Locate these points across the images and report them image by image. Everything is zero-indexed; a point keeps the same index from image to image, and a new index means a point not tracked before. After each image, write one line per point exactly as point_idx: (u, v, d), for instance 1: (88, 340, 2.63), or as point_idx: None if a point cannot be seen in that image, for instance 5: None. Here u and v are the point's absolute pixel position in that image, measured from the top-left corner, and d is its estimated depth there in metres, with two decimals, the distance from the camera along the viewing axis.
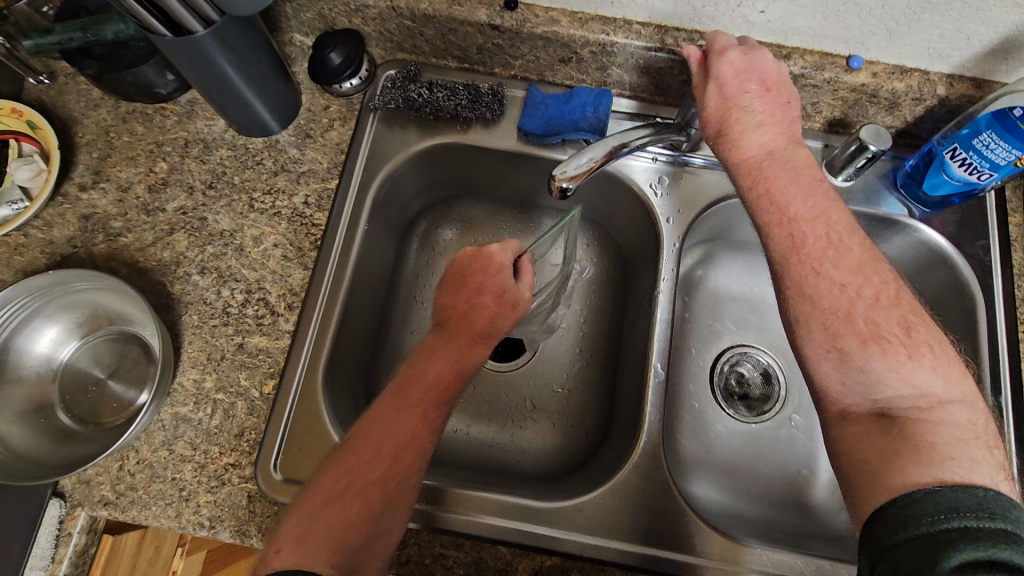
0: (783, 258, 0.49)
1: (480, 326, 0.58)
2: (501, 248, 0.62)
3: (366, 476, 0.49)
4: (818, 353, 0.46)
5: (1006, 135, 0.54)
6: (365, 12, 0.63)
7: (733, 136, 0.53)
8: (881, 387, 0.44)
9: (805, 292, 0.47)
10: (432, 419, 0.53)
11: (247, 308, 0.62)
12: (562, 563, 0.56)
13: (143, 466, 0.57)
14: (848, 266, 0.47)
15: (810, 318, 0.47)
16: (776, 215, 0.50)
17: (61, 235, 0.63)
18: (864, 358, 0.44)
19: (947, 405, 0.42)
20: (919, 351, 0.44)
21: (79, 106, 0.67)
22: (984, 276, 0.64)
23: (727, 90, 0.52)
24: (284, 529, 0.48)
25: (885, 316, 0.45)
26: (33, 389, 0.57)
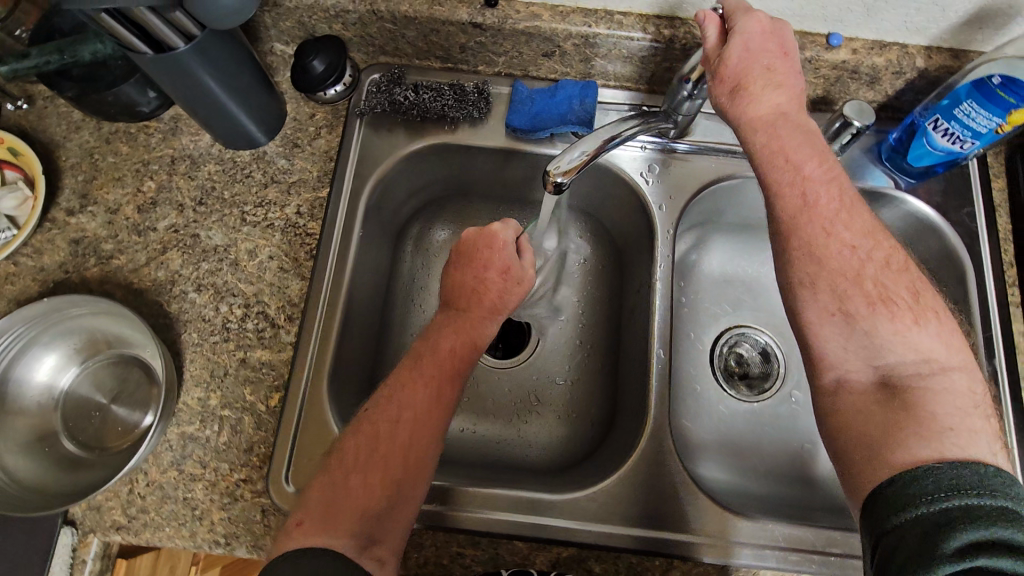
0: (791, 219, 0.49)
1: (492, 300, 0.61)
2: (504, 227, 0.63)
3: (385, 448, 0.51)
4: (822, 317, 0.47)
5: (986, 103, 0.55)
6: (345, 17, 0.63)
7: (747, 97, 0.52)
8: (886, 351, 0.45)
9: (816, 252, 0.48)
10: (447, 391, 0.55)
11: (246, 323, 0.61)
12: (578, 553, 0.57)
13: (154, 488, 0.56)
14: (854, 232, 0.48)
15: (817, 279, 0.48)
16: (790, 177, 0.50)
17: (52, 262, 0.62)
18: (871, 321, 0.46)
19: (950, 371, 0.44)
20: (923, 317, 0.45)
21: (61, 130, 0.66)
22: (971, 243, 0.65)
23: (745, 49, 0.51)
24: (305, 500, 0.50)
25: (891, 283, 0.46)
26: (36, 418, 0.56)
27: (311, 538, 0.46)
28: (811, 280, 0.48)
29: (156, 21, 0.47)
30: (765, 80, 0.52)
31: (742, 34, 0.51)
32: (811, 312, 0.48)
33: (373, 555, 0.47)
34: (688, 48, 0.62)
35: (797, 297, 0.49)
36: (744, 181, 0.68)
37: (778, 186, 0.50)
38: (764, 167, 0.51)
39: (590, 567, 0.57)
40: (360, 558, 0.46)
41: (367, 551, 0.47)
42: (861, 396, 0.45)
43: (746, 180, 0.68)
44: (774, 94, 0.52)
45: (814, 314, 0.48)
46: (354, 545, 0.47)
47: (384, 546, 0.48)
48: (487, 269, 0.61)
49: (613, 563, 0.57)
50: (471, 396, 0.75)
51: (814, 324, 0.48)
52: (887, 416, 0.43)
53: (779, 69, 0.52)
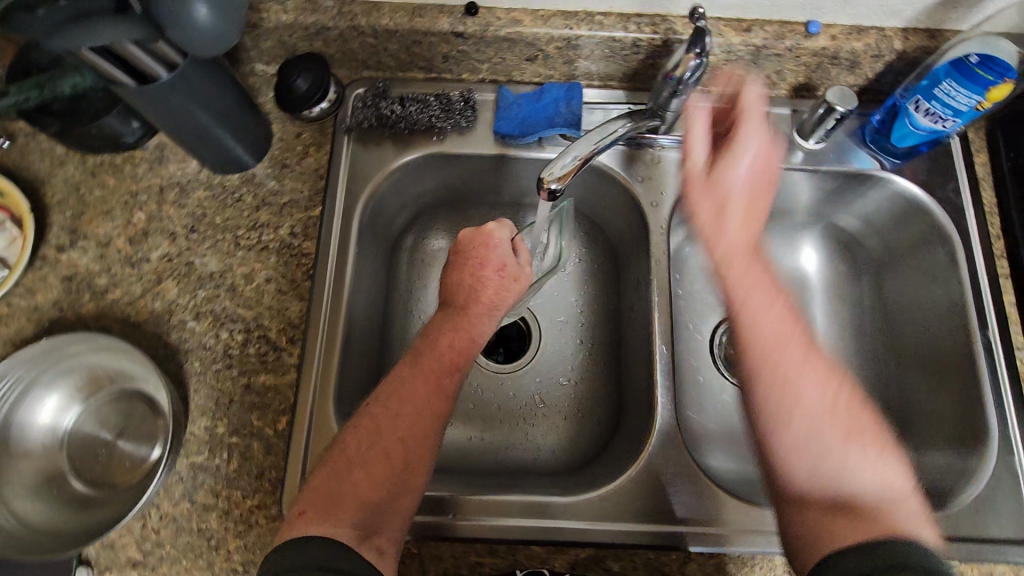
0: (763, 348, 0.50)
1: (488, 298, 0.61)
2: (499, 227, 0.63)
3: (385, 441, 0.53)
4: (796, 446, 0.48)
5: (965, 81, 0.56)
6: (326, 34, 0.63)
7: (730, 215, 0.53)
8: (856, 478, 0.47)
9: (790, 378, 0.49)
10: (446, 387, 0.56)
11: (248, 348, 0.61)
12: (596, 554, 0.57)
13: (167, 521, 0.56)
14: (821, 367, 0.50)
15: (793, 415, 0.49)
16: (764, 310, 0.51)
17: (45, 300, 0.61)
18: (844, 454, 0.48)
19: (908, 496, 0.47)
20: (883, 446, 0.49)
21: (44, 166, 0.65)
22: (958, 218, 0.66)
23: (735, 171, 0.53)
24: (308, 490, 0.51)
25: (858, 419, 0.49)
26: (42, 460, 0.55)
27: (313, 527, 0.48)
28: (784, 405, 0.49)
29: (139, 53, 0.47)
30: (745, 213, 0.53)
31: (737, 150, 0.53)
32: (782, 438, 0.49)
33: (374, 545, 0.49)
34: (670, 44, 0.62)
35: (768, 427, 0.49)
36: None
37: (754, 315, 0.51)
38: (742, 292, 0.51)
39: (609, 566, 0.57)
40: (360, 546, 0.48)
41: (367, 540, 0.48)
42: (819, 508, 0.47)
43: None
44: (749, 224, 0.53)
45: (788, 442, 0.49)
46: (354, 534, 0.48)
47: (383, 536, 0.50)
48: (483, 267, 0.61)
49: (631, 560, 0.57)
50: (476, 405, 0.75)
51: (783, 454, 0.49)
52: (848, 522, 0.45)
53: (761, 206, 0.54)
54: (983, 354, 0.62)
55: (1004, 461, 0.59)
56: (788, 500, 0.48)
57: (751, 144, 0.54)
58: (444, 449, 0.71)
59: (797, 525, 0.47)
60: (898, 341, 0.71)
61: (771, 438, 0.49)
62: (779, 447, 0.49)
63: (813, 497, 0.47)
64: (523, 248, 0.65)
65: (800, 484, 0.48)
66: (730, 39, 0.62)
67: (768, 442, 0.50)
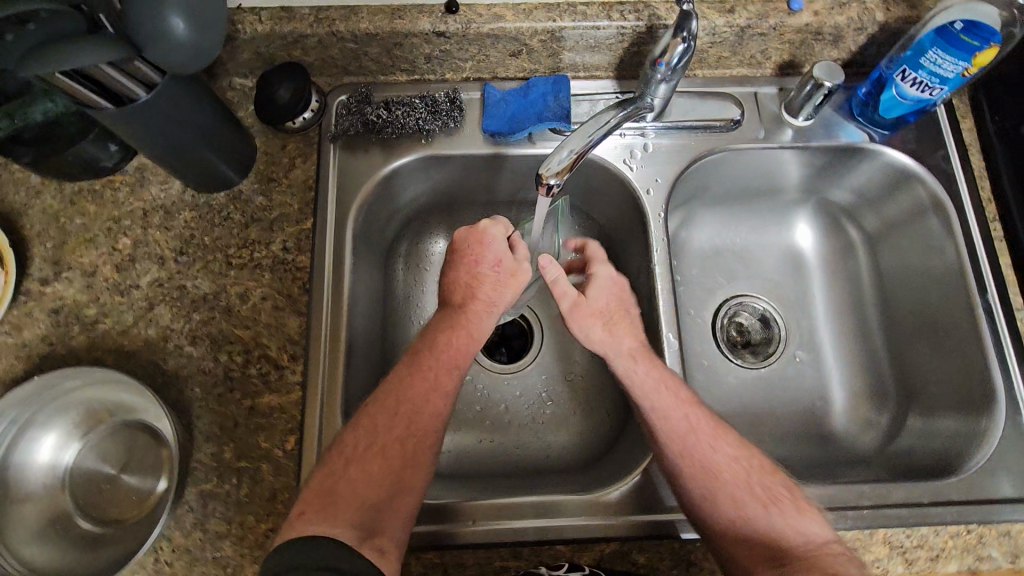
0: (680, 439, 0.55)
1: (486, 296, 0.61)
2: (493, 223, 0.63)
3: (383, 440, 0.53)
4: (726, 526, 0.52)
5: (950, 48, 0.56)
6: (305, 42, 0.62)
7: (613, 329, 0.61)
8: (783, 540, 0.50)
9: (705, 465, 0.54)
10: (446, 385, 0.57)
11: (249, 369, 0.59)
12: (621, 547, 0.57)
13: (180, 552, 0.54)
14: (728, 442, 0.56)
15: (716, 494, 0.53)
16: (675, 406, 0.56)
17: (33, 336, 0.59)
18: (765, 519, 0.52)
19: (830, 543, 0.50)
20: (800, 505, 0.53)
21: (20, 197, 0.63)
22: (949, 184, 0.67)
23: (603, 288, 0.64)
24: (307, 492, 0.51)
25: (768, 482, 0.54)
26: (43, 502, 0.54)
27: (312, 525, 0.48)
28: (711, 497, 0.53)
29: (115, 74, 0.45)
30: (625, 323, 0.62)
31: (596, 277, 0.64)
32: (715, 523, 0.52)
33: (374, 545, 0.48)
34: (655, 30, 0.62)
35: (702, 512, 0.53)
36: (726, 154, 0.69)
37: (665, 412, 0.56)
38: (648, 395, 0.57)
39: (634, 559, 0.56)
40: (361, 545, 0.47)
41: (367, 540, 0.48)
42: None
43: (726, 152, 0.69)
44: (629, 333, 0.61)
45: (721, 519, 0.52)
46: (353, 535, 0.48)
47: (384, 536, 0.49)
48: (478, 265, 0.62)
49: (656, 551, 0.57)
50: (483, 408, 0.74)
51: (717, 535, 0.52)
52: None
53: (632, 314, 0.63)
54: (985, 318, 0.63)
55: (1014, 421, 0.60)
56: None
57: (605, 272, 0.65)
58: (455, 455, 0.70)
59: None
60: (897, 311, 0.71)
61: (709, 526, 0.52)
62: (715, 529, 0.52)
63: (755, 567, 0.49)
64: (521, 244, 0.64)
65: (746, 561, 0.50)
66: (714, 21, 0.62)
67: (709, 530, 0.52)
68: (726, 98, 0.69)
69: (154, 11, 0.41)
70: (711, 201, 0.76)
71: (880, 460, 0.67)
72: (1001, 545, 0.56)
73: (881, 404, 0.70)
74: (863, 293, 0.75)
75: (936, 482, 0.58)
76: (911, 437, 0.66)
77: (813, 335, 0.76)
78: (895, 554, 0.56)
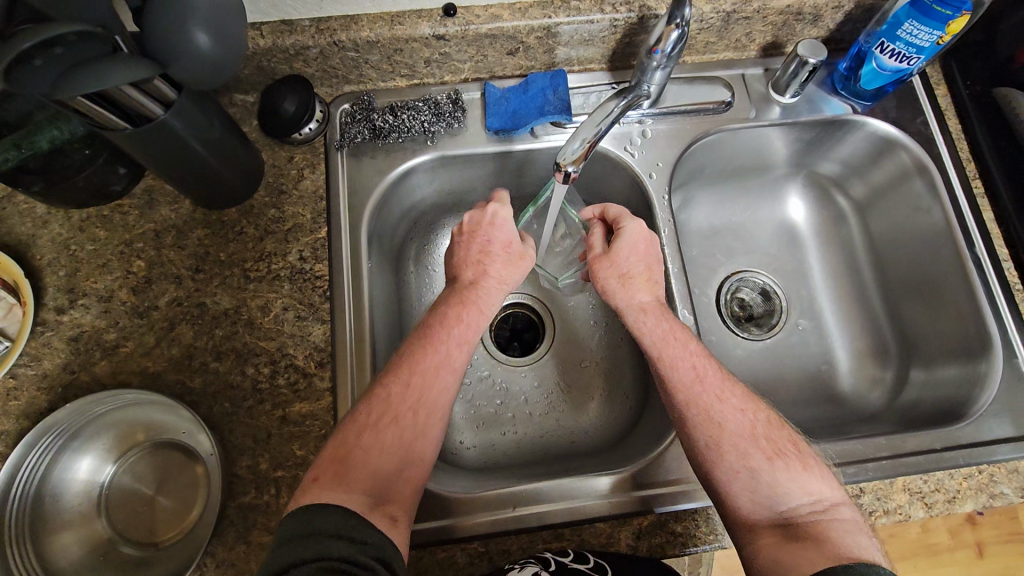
0: (686, 388, 0.57)
1: (496, 275, 0.63)
2: (504, 206, 0.65)
3: (395, 409, 0.54)
4: (730, 475, 0.53)
5: (925, 19, 0.60)
6: (306, 54, 0.63)
7: (628, 284, 0.62)
8: (787, 497, 0.52)
9: (713, 416, 0.55)
10: (456, 361, 0.58)
11: (277, 379, 0.60)
12: (658, 519, 0.58)
13: (225, 567, 0.54)
14: (738, 397, 0.57)
15: (720, 442, 0.54)
16: (679, 356, 0.58)
17: (54, 365, 0.59)
18: (771, 473, 0.53)
19: (838, 506, 0.52)
20: (810, 463, 0.54)
21: (28, 227, 0.63)
22: (930, 147, 0.70)
23: (628, 246, 0.63)
24: (320, 458, 0.52)
25: (776, 437, 0.55)
26: (84, 528, 0.53)
27: (327, 492, 0.48)
28: (716, 445, 0.54)
29: (134, 94, 0.46)
30: (645, 277, 0.63)
31: (624, 232, 0.64)
32: (720, 472, 0.54)
33: (386, 512, 0.50)
34: (646, 20, 0.64)
35: (706, 459, 0.54)
36: (720, 135, 0.72)
37: (673, 362, 0.58)
38: (654, 346, 0.59)
39: (672, 529, 0.58)
40: (372, 512, 0.49)
41: (379, 507, 0.49)
42: (771, 537, 0.50)
43: (721, 133, 0.71)
44: (646, 288, 0.62)
45: (724, 469, 0.53)
46: (365, 502, 0.49)
47: (396, 504, 0.51)
48: (491, 243, 0.63)
49: (693, 519, 0.58)
50: (503, 402, 0.75)
51: (723, 482, 0.53)
52: (796, 548, 0.49)
53: (656, 273, 0.64)
54: (975, 270, 0.66)
55: (1011, 364, 0.63)
56: (741, 527, 0.52)
57: (633, 227, 0.64)
58: (482, 450, 0.72)
59: (749, 548, 0.51)
60: (890, 273, 0.75)
61: (712, 475, 0.54)
62: (719, 476, 0.54)
63: (760, 524, 0.51)
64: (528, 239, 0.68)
65: (746, 511, 0.52)
66: (702, 9, 0.65)
67: (712, 476, 0.54)
68: (715, 81, 0.72)
69: (176, 30, 0.42)
70: (706, 181, 0.79)
71: (889, 414, 0.70)
72: (1012, 481, 0.60)
73: (884, 361, 0.74)
74: (857, 259, 0.78)
75: (946, 428, 0.61)
76: (916, 389, 0.70)
77: (813, 303, 0.79)
78: (915, 499, 0.59)
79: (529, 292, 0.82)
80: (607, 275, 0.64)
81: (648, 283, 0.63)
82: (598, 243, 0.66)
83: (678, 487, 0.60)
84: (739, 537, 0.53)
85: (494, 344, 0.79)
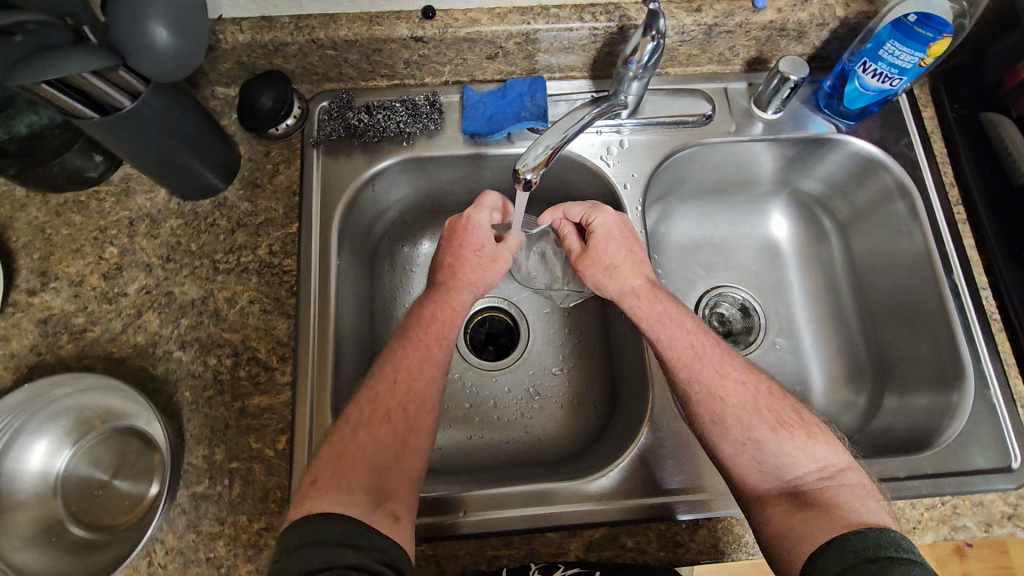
0: (686, 366, 0.57)
1: (466, 277, 0.62)
2: (478, 211, 0.64)
3: (386, 406, 0.54)
4: (736, 448, 0.53)
5: (906, 40, 0.58)
6: (285, 50, 0.63)
7: (619, 271, 0.63)
8: (793, 466, 0.52)
9: (716, 393, 0.55)
10: (438, 355, 0.58)
11: (239, 370, 0.60)
12: (610, 532, 0.57)
13: (174, 555, 0.55)
14: (737, 371, 0.57)
15: (724, 417, 0.54)
16: (679, 336, 0.58)
17: (22, 346, 0.60)
18: (776, 444, 0.53)
19: (845, 472, 0.52)
20: (814, 430, 0.54)
21: (6, 210, 0.64)
22: (913, 170, 0.69)
23: (602, 238, 0.64)
24: (319, 462, 0.52)
25: (779, 409, 0.55)
26: (36, 509, 0.54)
27: (326, 496, 0.49)
28: (720, 419, 0.54)
29: (100, 84, 0.46)
30: (630, 262, 0.63)
31: (594, 228, 0.64)
32: (724, 445, 0.54)
33: (387, 510, 0.49)
34: (626, 30, 0.64)
35: (710, 433, 0.55)
36: (699, 148, 0.71)
37: (671, 342, 0.58)
38: (654, 328, 0.59)
39: (624, 543, 0.57)
40: (375, 510, 0.48)
41: (382, 505, 0.49)
42: (779, 507, 0.51)
43: (700, 146, 0.71)
44: (633, 272, 0.63)
45: (729, 442, 0.54)
46: (366, 501, 0.49)
47: (398, 501, 0.50)
48: (462, 248, 0.63)
49: (645, 534, 0.57)
50: (473, 405, 0.75)
51: (728, 456, 0.54)
52: (807, 517, 0.49)
53: (638, 252, 0.64)
54: (953, 298, 0.65)
55: (983, 395, 0.62)
56: (749, 498, 0.53)
57: (603, 219, 0.64)
58: (446, 452, 0.71)
59: (757, 518, 0.52)
60: (873, 295, 0.73)
61: (717, 448, 0.54)
62: (725, 451, 0.54)
63: (769, 494, 0.52)
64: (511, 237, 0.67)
65: (753, 482, 0.52)
66: (682, 20, 0.64)
67: (717, 451, 0.54)
68: (697, 94, 0.71)
69: (137, 23, 0.43)
70: (687, 194, 0.78)
71: (860, 439, 0.69)
72: (975, 514, 0.58)
73: (858, 386, 0.73)
74: (837, 281, 0.77)
75: (911, 457, 0.60)
76: (888, 416, 0.68)
77: (792, 321, 0.78)
78: None
79: (506, 297, 0.81)
80: (592, 273, 0.65)
81: (637, 265, 0.63)
82: (575, 243, 0.67)
83: (637, 501, 0.58)
84: (749, 508, 0.53)
85: (469, 347, 0.79)
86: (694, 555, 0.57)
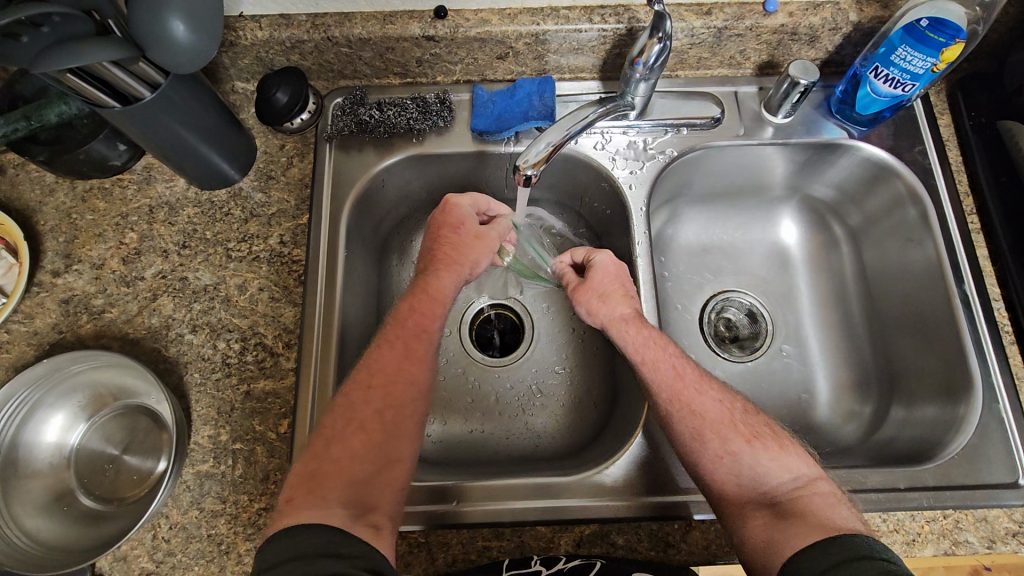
0: (668, 385, 0.57)
1: (446, 254, 0.65)
2: (461, 197, 0.68)
3: (363, 415, 0.55)
4: (714, 461, 0.53)
5: (918, 46, 0.58)
6: (302, 47, 0.65)
7: (609, 299, 0.63)
8: (769, 477, 0.52)
9: (695, 409, 0.56)
10: (419, 352, 0.59)
11: (246, 355, 0.62)
12: (601, 529, 0.57)
13: (177, 529, 0.56)
14: (714, 390, 0.57)
15: (702, 431, 0.54)
16: (661, 356, 0.59)
17: (45, 324, 0.62)
18: (751, 455, 0.53)
19: (817, 481, 0.52)
20: (787, 443, 0.54)
21: (36, 194, 0.67)
22: (927, 178, 0.68)
23: (600, 273, 0.66)
24: (291, 481, 0.51)
25: (753, 422, 0.55)
26: (50, 479, 0.56)
27: (308, 509, 0.48)
28: (699, 434, 0.55)
29: (120, 74, 0.48)
30: (623, 293, 0.64)
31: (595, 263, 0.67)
32: (703, 460, 0.54)
33: (368, 522, 0.49)
34: (635, 32, 0.65)
35: (688, 449, 0.54)
36: (705, 152, 0.71)
37: (654, 362, 0.59)
38: (640, 351, 0.59)
39: (614, 541, 0.57)
40: (355, 523, 0.48)
41: (362, 518, 0.49)
42: (757, 519, 0.50)
43: (706, 150, 0.71)
44: (624, 301, 0.63)
45: (706, 457, 0.54)
46: (345, 514, 0.48)
47: (378, 513, 0.50)
48: (442, 227, 0.67)
49: (636, 532, 0.57)
50: (474, 400, 0.75)
51: (708, 471, 0.53)
52: (784, 525, 0.48)
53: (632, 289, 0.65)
54: (961, 306, 0.64)
55: (990, 407, 0.61)
56: (730, 510, 0.51)
57: (603, 258, 0.67)
58: (445, 445, 0.72)
59: (738, 534, 0.50)
60: (882, 306, 0.72)
61: (696, 463, 0.54)
62: (704, 465, 0.54)
63: (747, 506, 0.51)
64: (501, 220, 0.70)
65: (731, 495, 0.52)
66: (692, 23, 0.65)
67: (697, 465, 0.54)
68: (708, 97, 0.71)
69: (155, 19, 0.46)
70: (695, 198, 0.78)
71: (862, 449, 0.67)
72: (979, 530, 0.57)
73: (865, 395, 0.71)
74: (846, 288, 0.76)
75: (912, 468, 0.58)
76: (894, 427, 0.67)
77: (799, 328, 0.76)
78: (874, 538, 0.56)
79: (512, 294, 0.82)
80: (587, 300, 0.65)
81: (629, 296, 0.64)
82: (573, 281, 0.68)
83: (630, 500, 0.58)
84: (728, 520, 0.51)
85: (475, 344, 0.79)
86: (684, 556, 0.56)
